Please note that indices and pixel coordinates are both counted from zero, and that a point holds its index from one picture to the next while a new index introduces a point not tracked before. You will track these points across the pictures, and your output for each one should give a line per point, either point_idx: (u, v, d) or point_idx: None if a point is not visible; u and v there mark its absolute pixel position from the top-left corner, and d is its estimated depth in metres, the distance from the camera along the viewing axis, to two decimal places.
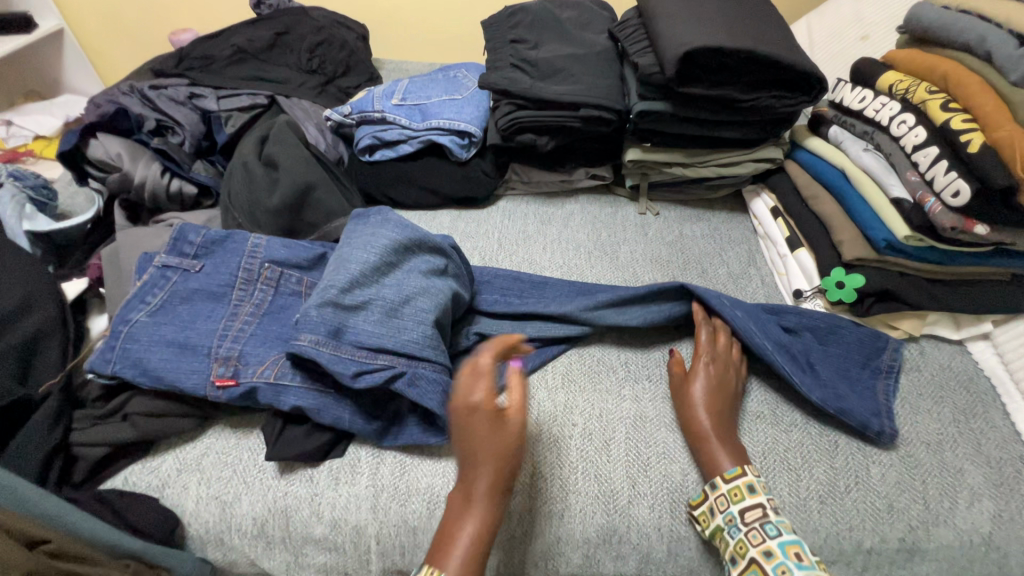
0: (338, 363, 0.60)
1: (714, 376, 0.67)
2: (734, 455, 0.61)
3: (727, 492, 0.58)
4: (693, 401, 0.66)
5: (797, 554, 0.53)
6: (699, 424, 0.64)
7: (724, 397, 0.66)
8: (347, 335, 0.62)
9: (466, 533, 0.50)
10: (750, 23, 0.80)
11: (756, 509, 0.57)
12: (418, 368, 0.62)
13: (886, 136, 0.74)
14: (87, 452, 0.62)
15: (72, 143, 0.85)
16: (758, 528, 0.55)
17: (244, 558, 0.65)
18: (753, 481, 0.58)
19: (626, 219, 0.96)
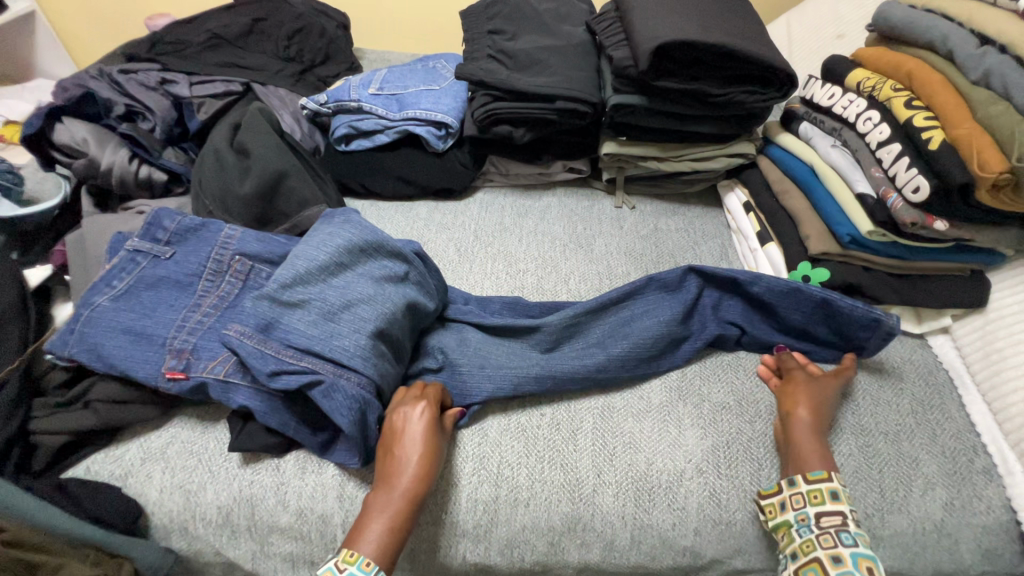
0: (257, 358, 0.58)
1: (822, 387, 0.66)
2: (825, 461, 0.60)
3: (806, 492, 0.57)
4: (796, 400, 0.65)
5: (870, 568, 0.52)
6: (799, 421, 0.63)
7: (827, 410, 0.65)
8: (277, 332, 0.60)
9: (379, 526, 0.54)
10: (723, 19, 0.80)
11: (835, 516, 0.56)
12: (339, 378, 0.58)
13: (853, 133, 0.75)
14: (48, 440, 0.61)
15: (36, 126, 0.83)
16: (834, 534, 0.55)
17: (210, 547, 0.65)
18: (838, 489, 0.57)
19: (602, 213, 0.97)
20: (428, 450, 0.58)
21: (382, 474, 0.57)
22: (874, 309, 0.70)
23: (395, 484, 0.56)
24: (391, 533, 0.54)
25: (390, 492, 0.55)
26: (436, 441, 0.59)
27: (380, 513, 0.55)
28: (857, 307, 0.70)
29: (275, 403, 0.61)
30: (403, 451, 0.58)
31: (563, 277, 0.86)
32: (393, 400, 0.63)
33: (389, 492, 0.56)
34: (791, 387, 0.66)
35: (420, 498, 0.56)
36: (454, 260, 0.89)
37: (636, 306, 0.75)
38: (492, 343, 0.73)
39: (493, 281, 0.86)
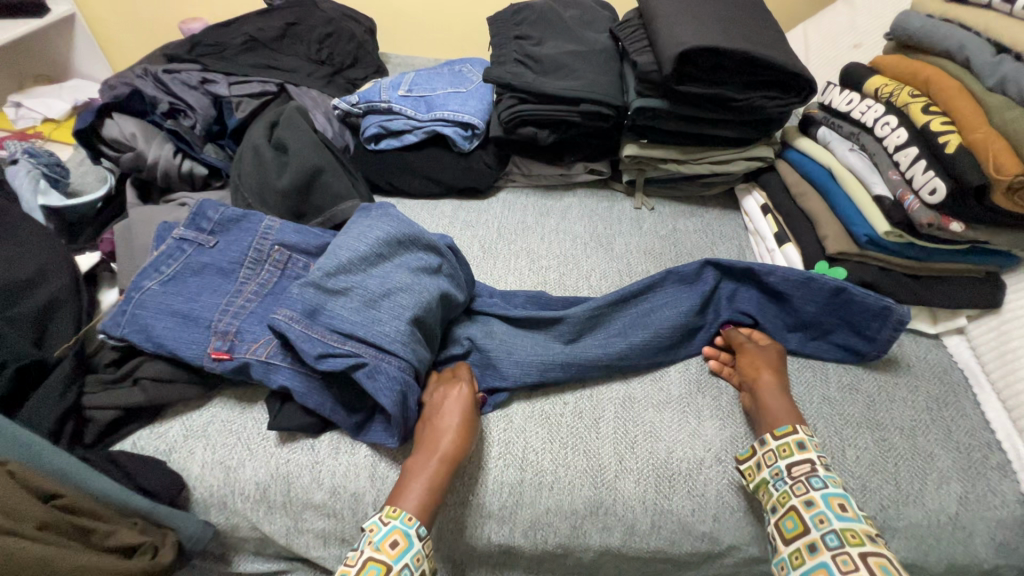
0: (305, 341, 0.61)
1: (771, 350, 0.72)
2: (792, 416, 0.64)
3: (776, 448, 0.61)
4: (755, 363, 0.70)
5: (840, 505, 0.56)
6: (762, 383, 0.68)
7: (781, 369, 0.70)
8: (322, 317, 0.63)
9: (419, 483, 0.58)
10: (745, 26, 0.83)
11: (804, 465, 0.60)
12: (381, 361, 0.61)
13: (871, 137, 0.77)
14: (98, 414, 0.64)
15: (87, 122, 0.88)
16: (804, 480, 0.58)
17: (246, 522, 0.68)
18: (804, 439, 0.62)
19: (621, 213, 0.99)
20: (464, 422, 0.62)
21: (420, 444, 0.61)
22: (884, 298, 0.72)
23: (434, 451, 0.60)
24: (430, 489, 0.58)
25: (429, 458, 0.59)
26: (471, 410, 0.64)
27: (420, 477, 0.58)
28: (867, 296, 0.72)
29: (313, 384, 0.64)
30: (440, 423, 0.62)
31: (584, 273, 0.89)
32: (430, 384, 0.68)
33: (427, 454, 0.60)
34: (747, 353, 0.72)
35: (457, 465, 0.60)
36: (478, 255, 0.92)
37: (656, 300, 0.77)
38: (516, 333, 0.76)
39: (517, 277, 0.89)
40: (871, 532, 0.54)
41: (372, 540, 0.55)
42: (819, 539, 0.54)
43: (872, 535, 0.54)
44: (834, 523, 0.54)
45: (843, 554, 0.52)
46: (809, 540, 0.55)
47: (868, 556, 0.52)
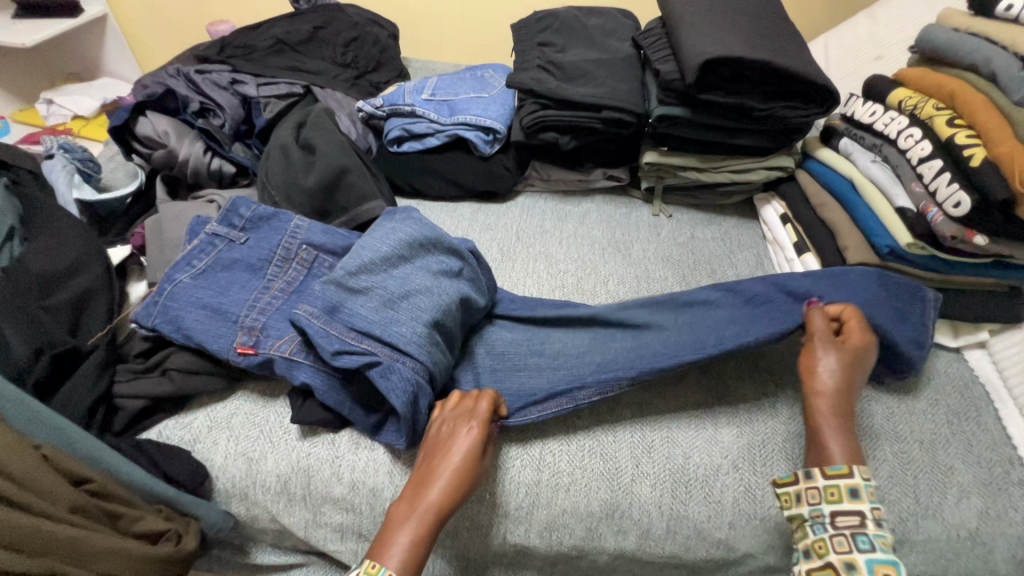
0: (323, 337, 0.63)
1: (851, 357, 0.63)
2: (846, 450, 0.59)
3: (823, 488, 0.57)
4: (822, 373, 0.63)
5: (886, 574, 0.52)
6: (821, 408, 0.62)
7: (855, 380, 0.63)
8: (342, 315, 0.64)
9: (406, 537, 0.55)
10: (769, 37, 0.84)
11: (853, 517, 0.56)
12: (394, 362, 0.62)
13: (894, 149, 0.78)
14: (128, 403, 0.66)
15: (122, 119, 0.90)
16: (849, 537, 0.55)
17: (266, 514, 0.69)
18: (859, 486, 0.56)
19: (640, 220, 1.00)
20: (464, 469, 0.58)
21: (419, 482, 0.59)
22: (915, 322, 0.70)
23: (429, 495, 0.57)
24: (416, 545, 0.55)
25: (422, 503, 0.57)
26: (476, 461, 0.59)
27: (408, 524, 0.56)
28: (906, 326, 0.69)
29: (334, 384, 0.65)
30: (441, 465, 0.59)
31: (603, 279, 0.90)
32: (444, 410, 0.63)
33: (416, 505, 0.57)
34: (817, 365, 0.63)
35: (448, 513, 0.57)
36: (497, 258, 0.93)
37: None
38: (536, 336, 0.76)
39: (535, 280, 0.90)
40: None
41: None
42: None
43: None
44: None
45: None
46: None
47: None
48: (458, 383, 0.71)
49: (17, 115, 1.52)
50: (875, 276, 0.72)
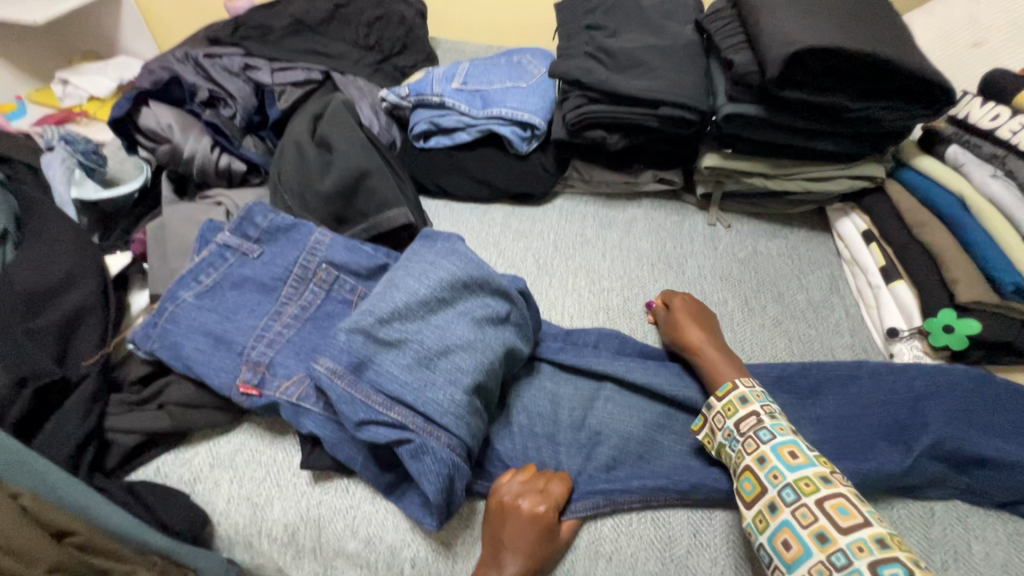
0: (347, 403, 0.52)
1: (695, 312, 0.71)
2: (735, 366, 0.63)
3: (721, 409, 0.58)
4: (686, 326, 0.69)
5: (791, 453, 0.51)
6: (693, 340, 0.67)
7: (707, 323, 0.70)
8: (368, 373, 0.54)
9: None
10: (867, 23, 0.70)
11: (750, 419, 0.55)
12: (429, 438, 0.51)
13: (1022, 162, 0.65)
14: (121, 439, 0.59)
15: (123, 109, 0.82)
16: (753, 436, 0.53)
17: (272, 564, 0.62)
18: (745, 392, 0.57)
19: (694, 230, 0.89)
20: (540, 547, 0.53)
21: (489, 559, 0.53)
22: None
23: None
24: None
25: None
26: (550, 539, 0.54)
27: None
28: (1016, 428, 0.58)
29: (347, 434, 0.56)
30: (512, 545, 0.53)
31: (651, 300, 0.79)
32: (512, 479, 0.57)
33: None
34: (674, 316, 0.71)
35: None
36: (532, 272, 0.83)
37: None
38: (569, 381, 0.68)
39: (575, 300, 0.79)
40: (826, 473, 0.49)
41: None
42: (776, 497, 0.49)
43: (826, 476, 0.49)
44: (788, 477, 0.50)
45: (802, 507, 0.48)
46: (768, 500, 0.50)
47: (825, 502, 0.47)
48: (489, 429, 0.63)
49: (32, 95, 1.46)
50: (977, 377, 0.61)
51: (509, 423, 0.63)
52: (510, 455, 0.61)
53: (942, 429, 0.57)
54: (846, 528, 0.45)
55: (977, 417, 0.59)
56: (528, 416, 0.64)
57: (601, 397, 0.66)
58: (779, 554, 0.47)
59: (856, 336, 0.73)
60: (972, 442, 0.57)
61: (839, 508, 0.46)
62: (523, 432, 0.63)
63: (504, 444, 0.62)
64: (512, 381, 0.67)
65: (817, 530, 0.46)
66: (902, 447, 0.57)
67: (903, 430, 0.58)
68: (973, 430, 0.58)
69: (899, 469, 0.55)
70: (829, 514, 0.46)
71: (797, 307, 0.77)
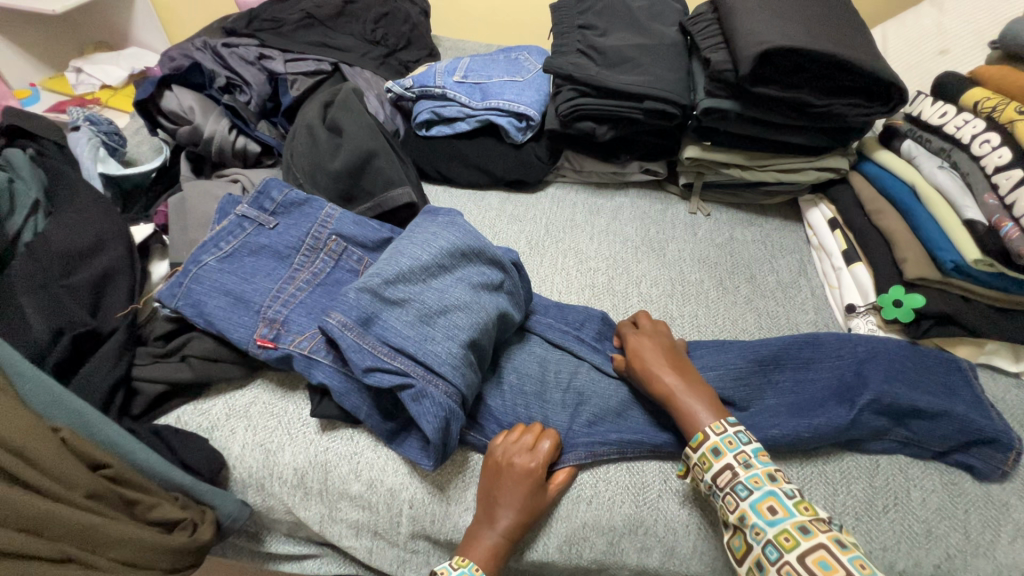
0: (356, 352, 0.58)
1: (662, 345, 0.68)
2: (712, 412, 0.60)
3: (698, 462, 0.58)
4: (656, 372, 0.65)
5: (770, 508, 0.52)
6: (665, 389, 0.63)
7: (676, 362, 0.66)
8: (375, 327, 0.60)
9: (476, 560, 0.57)
10: (833, 27, 0.77)
11: (725, 473, 0.56)
12: (428, 384, 0.57)
13: (965, 154, 0.72)
14: (147, 387, 0.65)
15: (147, 92, 0.88)
16: (731, 492, 0.55)
17: (282, 506, 0.67)
18: (717, 442, 0.58)
19: (675, 217, 0.95)
20: (529, 503, 0.59)
21: (483, 513, 0.59)
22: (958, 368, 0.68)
23: (493, 530, 0.58)
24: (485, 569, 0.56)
25: (489, 532, 0.58)
26: (539, 496, 0.60)
27: (478, 550, 0.57)
28: (950, 391, 0.66)
29: (354, 384, 0.62)
30: (504, 500, 0.59)
31: (633, 280, 0.85)
32: (505, 439, 0.63)
33: (486, 535, 0.58)
34: (644, 358, 0.67)
35: (514, 543, 0.58)
36: (525, 252, 0.90)
37: None
38: (556, 349, 0.74)
39: (563, 278, 0.86)
40: (805, 523, 0.51)
41: None
42: (761, 554, 0.51)
43: (805, 526, 0.51)
44: (768, 532, 0.52)
45: (785, 565, 0.49)
46: (755, 557, 0.52)
47: (806, 557, 0.49)
48: (482, 387, 0.69)
49: (46, 82, 1.51)
50: (907, 348, 0.70)
51: (500, 382, 0.70)
52: (501, 411, 0.67)
53: (881, 386, 0.63)
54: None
55: (909, 376, 0.66)
56: (518, 376, 0.70)
57: (584, 360, 0.73)
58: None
59: (820, 313, 0.80)
60: (907, 396, 0.63)
61: (820, 562, 0.48)
62: (513, 391, 0.69)
63: (495, 399, 0.68)
64: (504, 347, 0.73)
65: None
66: (847, 404, 0.63)
67: (848, 389, 0.65)
68: (912, 389, 0.65)
69: (844, 422, 0.61)
70: (810, 568, 0.48)
71: (767, 287, 0.84)
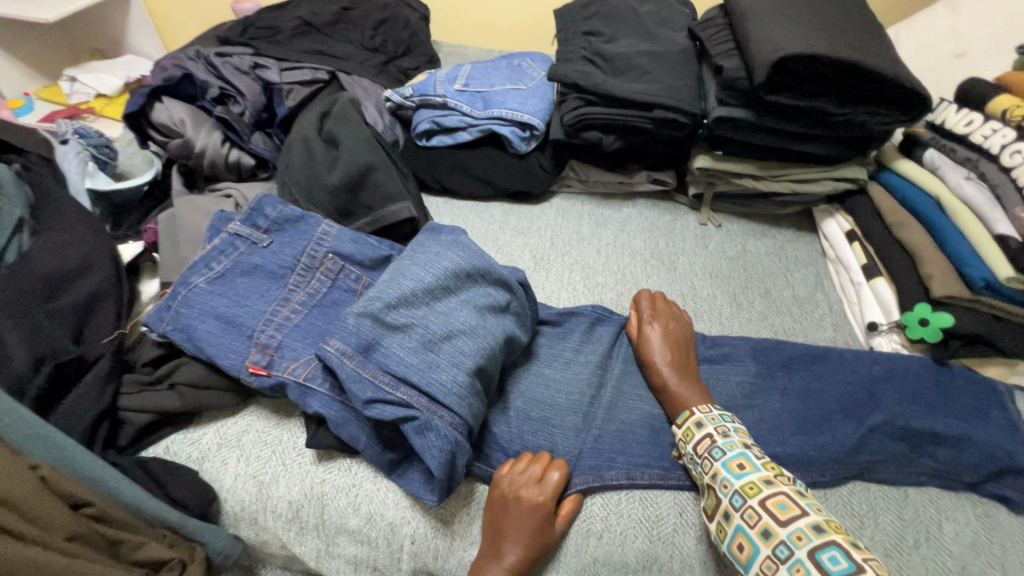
0: (355, 382, 0.54)
1: (668, 331, 0.70)
2: (699, 399, 0.63)
3: (681, 433, 0.60)
4: (654, 357, 0.68)
5: (739, 464, 0.54)
6: (658, 376, 0.67)
7: (678, 351, 0.68)
8: (376, 355, 0.56)
9: None
10: (851, 33, 0.74)
11: (705, 439, 0.58)
12: (433, 416, 0.54)
13: (993, 165, 0.69)
14: (133, 417, 0.62)
15: (138, 105, 0.86)
16: (707, 455, 0.56)
17: (276, 540, 0.64)
18: (702, 417, 0.60)
19: (685, 229, 0.92)
20: (538, 537, 0.55)
21: (489, 548, 0.55)
22: (987, 388, 0.67)
23: (498, 566, 0.54)
24: None
25: (494, 568, 0.54)
26: (547, 529, 0.56)
27: None
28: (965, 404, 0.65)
29: (352, 414, 0.59)
30: (512, 534, 0.55)
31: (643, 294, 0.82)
32: (511, 469, 0.60)
33: (492, 572, 0.54)
34: (647, 344, 0.70)
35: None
36: (529, 266, 0.86)
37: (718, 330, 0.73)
38: (565, 368, 0.70)
39: (570, 293, 0.83)
40: (770, 476, 0.52)
41: None
42: (728, 505, 0.52)
43: (769, 479, 0.52)
44: (735, 484, 0.53)
45: (748, 510, 0.50)
46: (722, 510, 0.53)
47: (767, 501, 0.50)
48: (487, 413, 0.66)
49: (41, 92, 1.48)
50: (931, 369, 0.68)
51: (506, 407, 0.66)
52: (507, 438, 0.64)
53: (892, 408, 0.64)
54: (786, 521, 0.48)
55: (929, 399, 0.65)
56: (524, 401, 0.67)
57: (594, 382, 0.69)
58: (736, 557, 0.50)
59: (838, 330, 0.77)
60: (922, 418, 0.63)
61: (779, 504, 0.50)
62: (520, 416, 0.66)
63: (501, 427, 0.65)
64: (510, 371, 0.70)
65: (762, 527, 0.49)
66: (855, 419, 0.64)
67: (857, 403, 0.66)
68: (926, 409, 0.64)
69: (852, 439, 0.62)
70: (769, 510, 0.50)
71: (783, 302, 0.81)
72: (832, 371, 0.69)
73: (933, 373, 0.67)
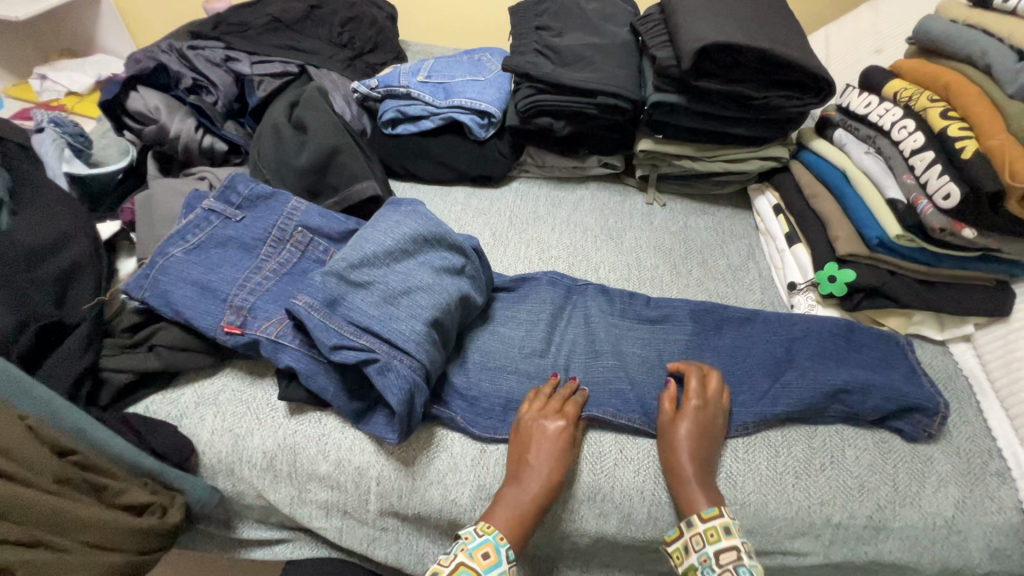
0: (322, 331, 0.60)
1: (704, 424, 0.64)
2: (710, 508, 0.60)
3: (702, 532, 0.58)
4: (681, 453, 0.62)
5: None
6: (676, 474, 0.62)
7: (707, 450, 0.63)
8: (340, 309, 0.62)
9: (511, 515, 0.59)
10: (768, 25, 0.83)
11: (730, 552, 0.57)
12: (393, 359, 0.60)
13: (887, 140, 0.78)
14: (114, 377, 0.67)
15: (113, 93, 0.91)
16: (733, 571, 0.55)
17: (252, 490, 0.69)
18: (730, 523, 0.58)
19: (634, 208, 1.00)
20: (561, 458, 0.62)
21: (513, 474, 0.62)
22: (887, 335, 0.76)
23: (523, 488, 0.60)
24: (519, 523, 0.58)
25: (518, 491, 0.60)
26: (569, 454, 0.63)
27: (513, 507, 0.59)
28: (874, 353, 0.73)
29: (320, 366, 0.64)
30: (537, 459, 0.62)
31: (593, 266, 0.90)
32: (535, 406, 0.67)
33: (520, 492, 0.60)
34: (676, 435, 0.64)
35: (548, 502, 0.60)
36: (489, 242, 0.93)
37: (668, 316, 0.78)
38: (520, 328, 0.77)
39: (526, 266, 0.90)
40: None
41: (464, 547, 0.57)
42: None
43: None
44: None
45: None
46: None
47: None
48: (446, 367, 0.72)
49: (11, 90, 1.50)
50: (843, 323, 0.76)
51: (464, 362, 0.73)
52: (465, 390, 0.70)
53: (804, 363, 0.71)
54: None
55: (838, 353, 0.73)
56: (481, 355, 0.74)
57: (544, 340, 0.76)
58: None
59: (765, 292, 0.85)
60: (826, 374, 0.69)
61: None
62: (476, 369, 0.72)
63: (460, 379, 0.71)
64: (467, 332, 0.77)
65: None
66: (771, 376, 0.71)
67: (775, 363, 0.73)
68: (831, 364, 0.71)
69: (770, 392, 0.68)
70: None
71: (718, 269, 0.89)
72: (758, 332, 0.77)
73: (840, 327, 0.76)
